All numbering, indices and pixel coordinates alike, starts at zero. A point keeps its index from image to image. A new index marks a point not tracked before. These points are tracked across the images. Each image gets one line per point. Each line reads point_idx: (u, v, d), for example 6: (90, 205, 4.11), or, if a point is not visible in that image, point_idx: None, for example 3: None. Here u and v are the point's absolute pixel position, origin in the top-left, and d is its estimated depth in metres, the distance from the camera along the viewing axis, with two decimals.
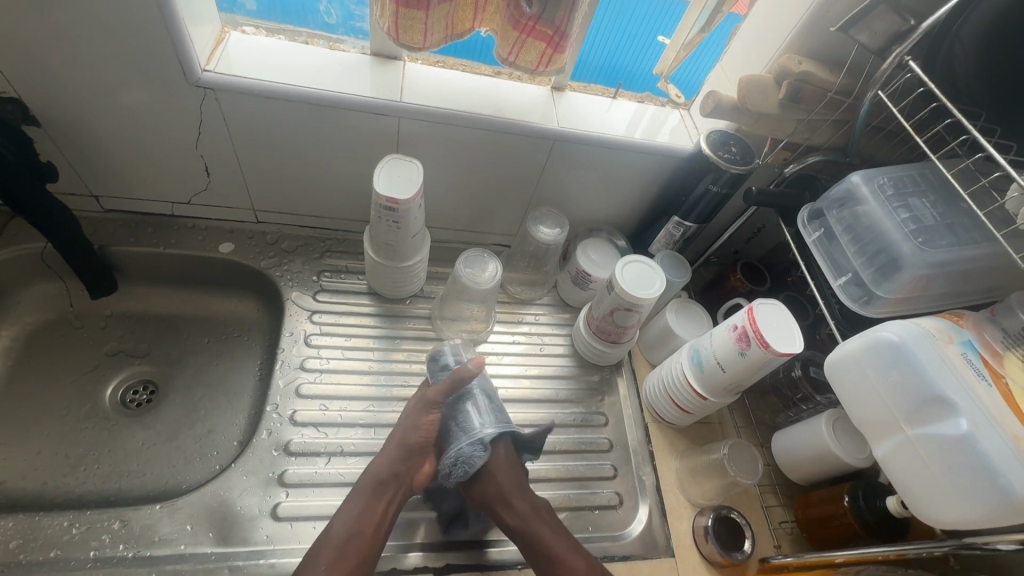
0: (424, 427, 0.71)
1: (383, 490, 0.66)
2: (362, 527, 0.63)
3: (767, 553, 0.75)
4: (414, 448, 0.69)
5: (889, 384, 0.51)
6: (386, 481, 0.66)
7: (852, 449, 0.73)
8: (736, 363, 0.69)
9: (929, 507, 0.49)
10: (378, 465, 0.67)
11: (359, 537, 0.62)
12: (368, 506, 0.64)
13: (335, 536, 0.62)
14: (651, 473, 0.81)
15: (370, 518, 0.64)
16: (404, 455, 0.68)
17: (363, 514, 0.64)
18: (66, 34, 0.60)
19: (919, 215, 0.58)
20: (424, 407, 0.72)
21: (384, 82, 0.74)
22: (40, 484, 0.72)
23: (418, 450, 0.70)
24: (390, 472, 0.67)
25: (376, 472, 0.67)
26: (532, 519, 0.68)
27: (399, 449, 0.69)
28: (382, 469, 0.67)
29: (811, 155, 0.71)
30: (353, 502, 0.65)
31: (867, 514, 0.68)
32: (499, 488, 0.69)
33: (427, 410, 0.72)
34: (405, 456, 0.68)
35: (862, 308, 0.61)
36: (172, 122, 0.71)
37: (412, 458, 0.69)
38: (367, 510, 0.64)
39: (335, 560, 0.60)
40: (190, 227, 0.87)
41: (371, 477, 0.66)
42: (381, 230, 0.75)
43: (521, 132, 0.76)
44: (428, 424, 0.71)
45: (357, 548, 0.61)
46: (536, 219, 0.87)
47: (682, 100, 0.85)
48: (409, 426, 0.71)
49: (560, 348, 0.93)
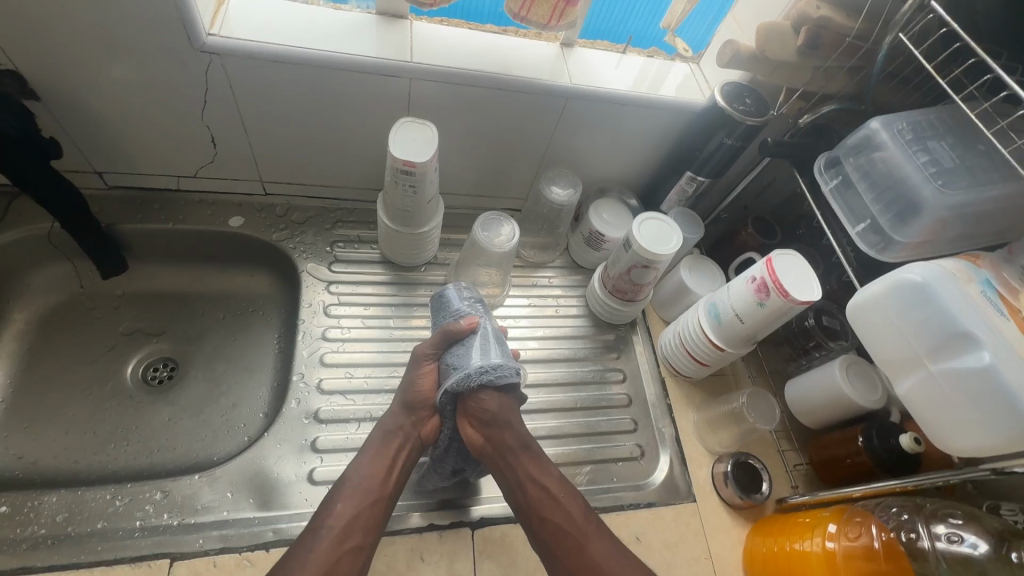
0: (422, 380, 0.71)
1: (391, 439, 0.68)
2: (372, 472, 0.64)
3: (785, 494, 0.79)
4: (417, 403, 0.70)
5: (911, 323, 0.53)
6: (393, 430, 0.68)
7: (864, 391, 0.76)
8: (756, 313, 0.71)
9: (950, 437, 0.51)
10: (386, 419, 0.69)
11: (371, 480, 0.64)
12: (379, 454, 0.66)
13: (349, 480, 0.63)
14: (669, 425, 0.84)
15: (381, 463, 0.66)
16: (407, 411, 0.70)
17: (375, 459, 0.66)
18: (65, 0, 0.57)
19: (938, 158, 0.59)
20: (417, 360, 0.71)
21: (392, 42, 0.72)
22: (73, 462, 0.73)
23: (420, 404, 0.70)
24: (396, 424, 0.69)
25: (385, 425, 0.69)
26: (527, 447, 0.68)
27: (400, 404, 0.70)
28: (389, 421, 0.69)
29: (825, 104, 0.71)
30: (366, 451, 0.67)
31: (881, 451, 0.71)
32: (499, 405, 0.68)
33: (420, 364, 0.71)
34: (407, 410, 0.70)
35: (880, 254, 0.62)
36: (176, 91, 0.69)
37: (415, 412, 0.70)
38: (380, 456, 0.66)
39: (348, 500, 0.62)
40: (197, 202, 0.86)
41: (380, 429, 0.69)
42: (398, 196, 0.74)
43: (534, 90, 0.75)
44: (424, 379, 0.71)
45: (370, 489, 0.63)
46: (548, 180, 0.87)
47: (690, 54, 0.84)
48: (406, 384, 0.71)
49: (574, 309, 0.94)
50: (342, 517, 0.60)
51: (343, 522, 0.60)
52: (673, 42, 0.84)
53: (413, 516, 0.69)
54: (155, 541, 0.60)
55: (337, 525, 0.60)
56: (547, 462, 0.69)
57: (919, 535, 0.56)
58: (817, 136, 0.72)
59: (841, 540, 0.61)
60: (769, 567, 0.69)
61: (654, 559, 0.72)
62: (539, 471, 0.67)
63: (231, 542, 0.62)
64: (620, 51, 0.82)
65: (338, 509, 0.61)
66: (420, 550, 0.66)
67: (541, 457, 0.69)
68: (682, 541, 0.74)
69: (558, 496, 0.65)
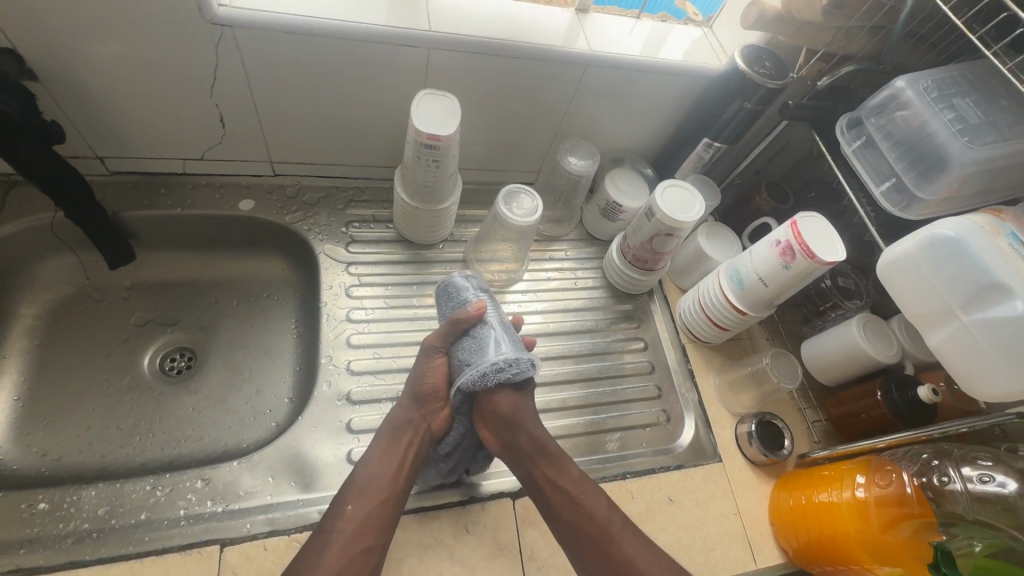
0: (432, 374, 0.70)
1: (399, 435, 0.66)
2: (382, 469, 0.64)
3: (805, 450, 0.82)
4: (426, 395, 0.69)
5: (945, 277, 0.55)
6: (400, 426, 0.67)
7: (881, 347, 0.79)
8: (779, 276, 0.72)
9: (980, 385, 0.54)
10: (393, 415, 0.68)
11: (380, 478, 0.63)
12: (389, 450, 0.65)
13: (358, 479, 0.62)
14: (692, 390, 0.86)
15: (390, 461, 0.64)
16: (416, 404, 0.69)
17: (385, 456, 0.65)
18: None
19: (964, 115, 0.60)
20: (427, 354, 0.70)
21: (407, 9, 0.69)
22: (100, 457, 0.71)
23: (429, 397, 0.69)
24: (404, 420, 0.68)
25: (392, 420, 0.68)
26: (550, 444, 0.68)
27: (410, 398, 0.69)
28: (398, 417, 0.68)
29: (845, 65, 0.72)
30: (374, 448, 0.65)
31: (901, 403, 0.74)
32: (527, 404, 0.69)
33: (431, 357, 0.70)
34: (415, 404, 0.69)
35: (904, 212, 0.63)
36: (184, 70, 0.66)
37: (423, 406, 0.69)
38: (388, 453, 0.65)
39: (357, 501, 0.61)
40: (204, 185, 0.83)
41: (388, 424, 0.68)
42: (419, 171, 0.73)
43: (553, 57, 0.73)
44: (435, 372, 0.70)
45: (380, 489, 0.62)
46: (565, 151, 0.86)
47: (700, 19, 0.83)
48: (416, 376, 0.69)
49: (591, 280, 0.94)
50: (352, 520, 0.59)
51: (354, 525, 0.59)
52: (683, 7, 0.83)
53: (453, 489, 0.70)
54: (202, 528, 0.60)
55: (348, 528, 0.59)
56: (568, 459, 0.68)
57: (952, 478, 0.60)
58: (836, 97, 0.73)
59: (872, 488, 0.64)
60: (796, 520, 0.72)
61: (687, 517, 0.74)
62: (560, 472, 0.66)
63: (278, 524, 0.62)
64: (634, 16, 0.81)
65: (349, 511, 0.60)
66: (464, 521, 0.67)
67: (562, 455, 0.68)
68: (712, 499, 0.76)
69: (581, 492, 0.65)
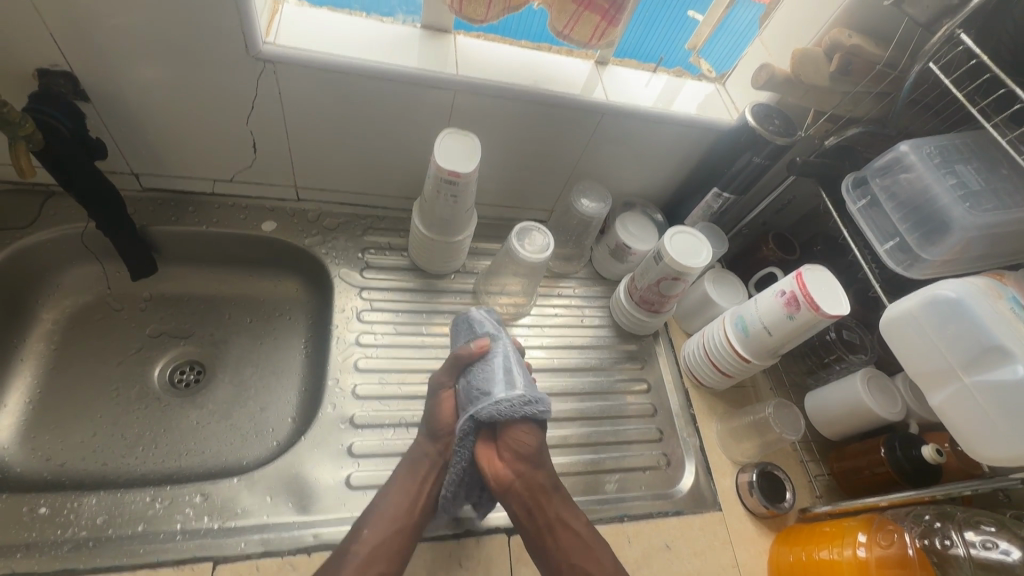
0: (442, 410, 0.69)
1: (417, 467, 0.67)
2: (399, 499, 0.64)
3: (807, 504, 0.81)
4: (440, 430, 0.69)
5: (946, 337, 0.56)
6: (418, 458, 0.68)
7: (885, 403, 0.79)
8: (783, 325, 0.73)
9: (982, 448, 0.53)
10: (412, 450, 0.69)
11: (398, 507, 0.64)
12: (407, 481, 0.66)
13: (375, 508, 0.64)
14: (693, 435, 0.85)
15: (408, 490, 0.65)
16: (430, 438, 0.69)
17: (402, 486, 0.66)
18: (133, 15, 0.59)
19: (965, 180, 0.62)
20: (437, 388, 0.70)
21: (436, 54, 0.73)
22: (101, 464, 0.72)
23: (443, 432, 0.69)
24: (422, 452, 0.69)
25: (410, 453, 0.69)
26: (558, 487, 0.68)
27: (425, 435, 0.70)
28: (416, 450, 0.69)
29: (851, 128, 0.75)
30: (392, 480, 0.66)
31: (904, 462, 0.73)
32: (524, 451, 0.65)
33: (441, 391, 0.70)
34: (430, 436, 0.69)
35: (907, 271, 0.65)
36: (227, 101, 0.71)
37: (439, 440, 0.69)
38: (405, 484, 0.66)
39: (375, 527, 0.62)
40: (231, 206, 0.86)
41: (405, 459, 0.68)
42: (438, 204, 0.76)
43: (572, 104, 0.77)
44: (445, 406, 0.69)
45: (398, 516, 0.63)
46: (578, 193, 0.89)
47: (713, 75, 0.88)
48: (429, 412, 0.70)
49: (598, 318, 0.95)
50: (369, 543, 0.60)
51: (370, 548, 0.60)
52: (698, 63, 0.87)
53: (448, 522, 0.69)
54: (197, 544, 0.61)
55: (364, 552, 0.60)
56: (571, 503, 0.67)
57: (953, 543, 0.59)
58: (842, 157, 0.76)
59: (873, 548, 0.63)
60: None
61: (684, 566, 0.73)
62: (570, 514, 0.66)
63: (272, 545, 0.62)
64: (650, 70, 0.85)
65: (365, 534, 0.61)
66: (458, 556, 0.67)
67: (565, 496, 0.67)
68: (709, 548, 0.75)
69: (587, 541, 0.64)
